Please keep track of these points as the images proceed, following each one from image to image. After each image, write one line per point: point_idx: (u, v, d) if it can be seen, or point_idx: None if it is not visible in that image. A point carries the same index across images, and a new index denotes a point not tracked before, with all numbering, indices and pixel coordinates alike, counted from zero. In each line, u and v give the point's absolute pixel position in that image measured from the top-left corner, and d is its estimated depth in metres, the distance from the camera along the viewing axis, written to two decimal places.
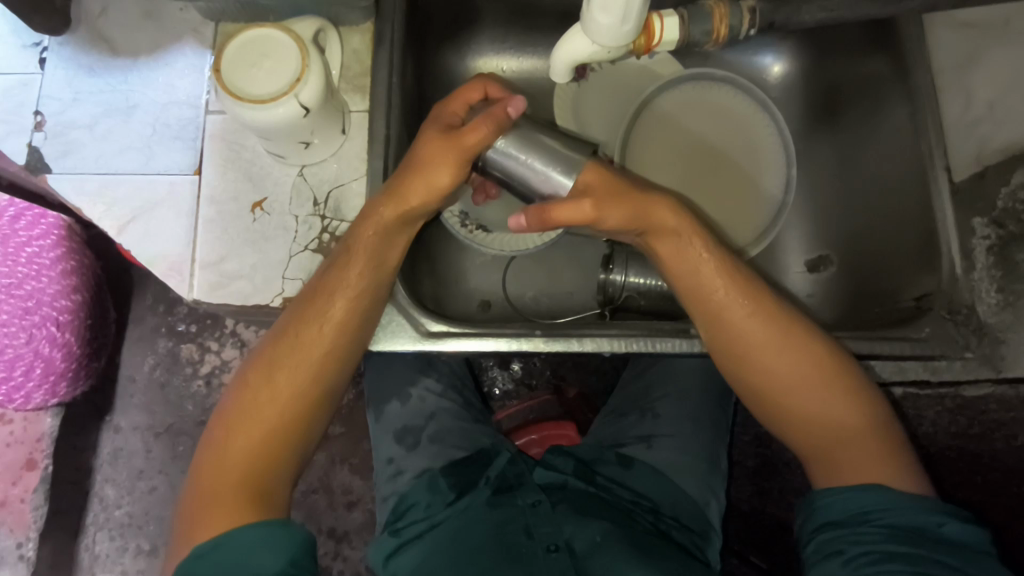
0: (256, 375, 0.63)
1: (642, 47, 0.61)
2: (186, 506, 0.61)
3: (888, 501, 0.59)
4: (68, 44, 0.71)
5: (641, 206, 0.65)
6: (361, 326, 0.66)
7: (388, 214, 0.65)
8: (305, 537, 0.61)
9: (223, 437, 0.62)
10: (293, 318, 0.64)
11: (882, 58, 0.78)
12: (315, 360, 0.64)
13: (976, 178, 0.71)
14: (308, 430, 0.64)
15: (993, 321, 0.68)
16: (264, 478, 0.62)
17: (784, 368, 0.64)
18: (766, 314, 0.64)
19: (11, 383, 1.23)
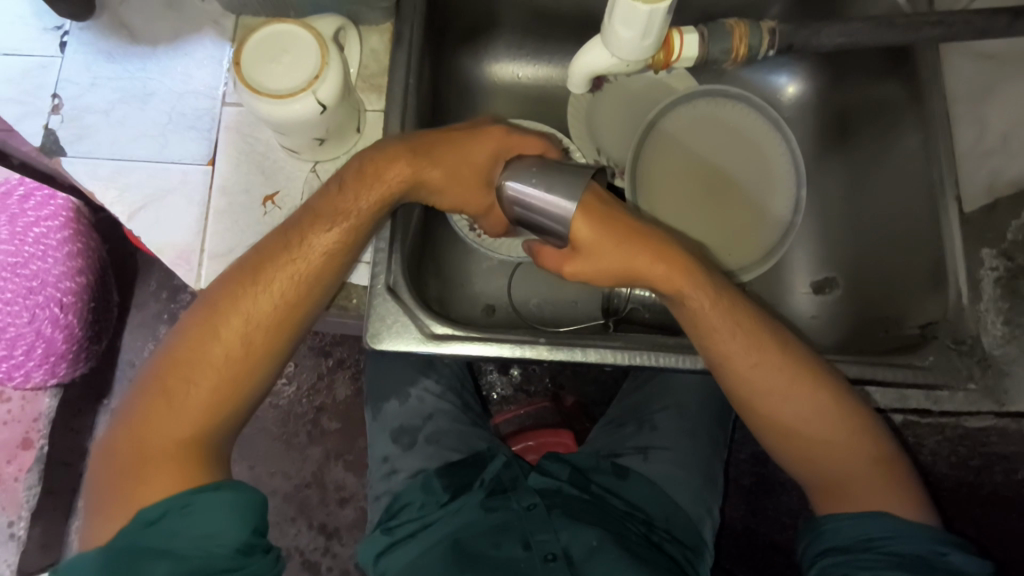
0: (201, 323, 0.60)
1: (661, 62, 0.60)
2: (114, 460, 0.57)
3: (892, 528, 0.59)
4: (89, 29, 0.71)
5: (631, 269, 0.61)
6: (321, 289, 0.63)
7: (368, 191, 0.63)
8: (262, 500, 0.59)
9: (161, 387, 0.58)
10: (248, 269, 0.61)
11: (897, 85, 0.78)
12: (268, 318, 0.61)
13: (986, 211, 0.71)
14: (252, 390, 0.61)
15: (997, 353, 0.68)
16: (206, 434, 0.58)
17: (780, 401, 0.63)
18: (769, 359, 0.63)
19: (11, 362, 1.23)
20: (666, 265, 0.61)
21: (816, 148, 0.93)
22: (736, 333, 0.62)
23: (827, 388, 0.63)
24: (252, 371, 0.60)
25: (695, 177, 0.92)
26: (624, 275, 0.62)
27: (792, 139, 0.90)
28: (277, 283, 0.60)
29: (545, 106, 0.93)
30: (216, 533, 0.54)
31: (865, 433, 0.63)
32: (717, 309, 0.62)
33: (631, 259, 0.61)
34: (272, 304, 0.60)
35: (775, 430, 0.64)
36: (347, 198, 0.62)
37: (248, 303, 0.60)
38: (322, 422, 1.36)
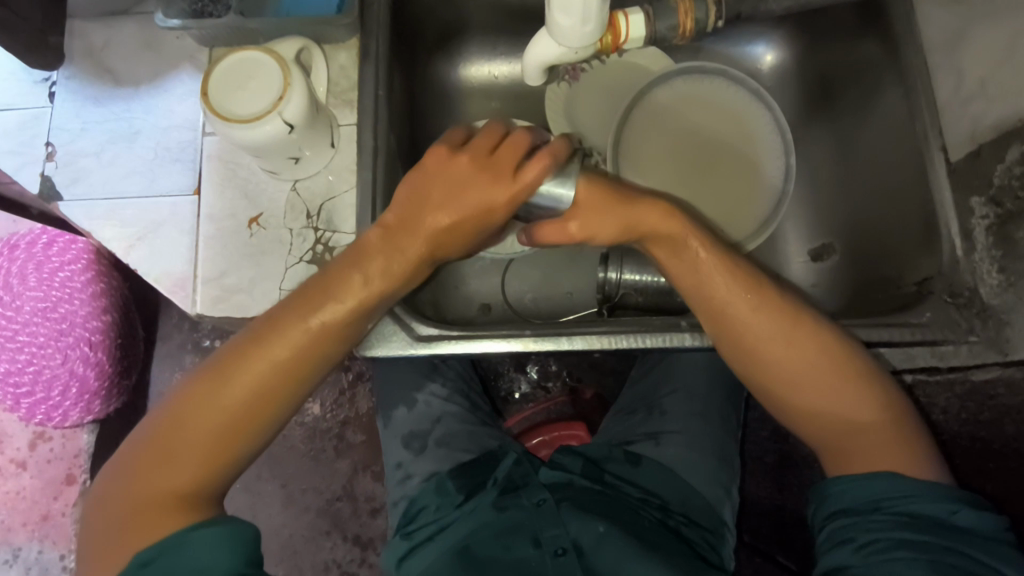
0: (207, 382, 0.59)
1: (610, 45, 0.61)
2: (114, 501, 0.58)
3: (898, 488, 0.58)
4: (74, 77, 0.75)
5: (629, 217, 0.64)
6: (329, 353, 0.62)
7: (376, 268, 0.61)
8: (254, 533, 0.59)
9: (161, 440, 0.59)
10: (256, 334, 0.60)
11: (873, 41, 0.77)
12: (272, 381, 0.60)
13: (970, 158, 0.69)
14: (246, 452, 0.61)
15: (995, 304, 0.66)
16: (200, 488, 0.59)
17: (784, 352, 0.62)
18: (769, 307, 0.62)
19: (50, 403, 1.31)
20: (658, 213, 0.64)
21: (800, 115, 0.91)
22: (734, 284, 0.63)
23: (824, 340, 0.62)
24: (254, 430, 0.60)
25: (682, 155, 0.91)
26: (626, 232, 0.65)
27: (774, 108, 0.89)
28: (279, 347, 0.59)
29: (524, 103, 0.94)
30: (212, 565, 0.54)
31: (871, 397, 0.62)
32: (722, 266, 0.63)
33: (628, 211, 0.64)
34: (271, 367, 0.59)
35: (774, 391, 0.63)
36: (359, 280, 0.61)
37: (250, 364, 0.59)
38: (347, 435, 1.39)
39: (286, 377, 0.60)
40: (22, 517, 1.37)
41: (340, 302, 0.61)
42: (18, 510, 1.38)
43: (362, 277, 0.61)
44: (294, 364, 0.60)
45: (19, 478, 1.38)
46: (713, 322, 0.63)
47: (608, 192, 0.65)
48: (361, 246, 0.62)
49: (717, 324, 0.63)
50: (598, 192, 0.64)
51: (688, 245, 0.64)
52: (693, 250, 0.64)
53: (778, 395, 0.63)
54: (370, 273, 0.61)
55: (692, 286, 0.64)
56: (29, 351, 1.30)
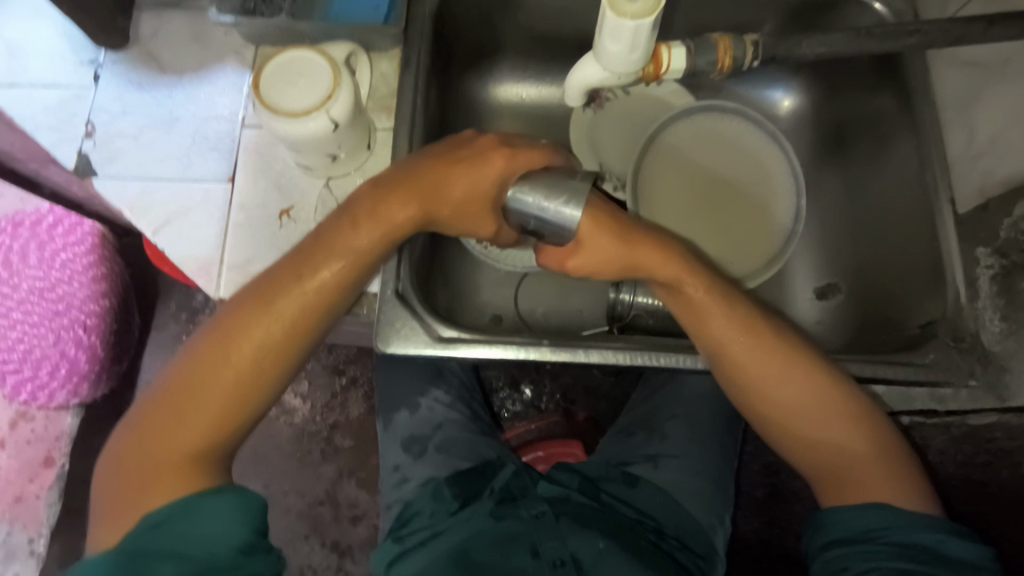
0: (213, 347, 0.59)
1: (651, 74, 0.64)
2: (123, 469, 0.58)
3: (892, 519, 0.60)
4: (121, 62, 0.77)
5: (631, 258, 0.64)
6: (328, 315, 0.63)
7: (370, 232, 0.63)
8: (262, 504, 0.61)
9: (169, 405, 0.59)
10: (259, 294, 0.61)
11: (889, 94, 0.81)
12: (275, 341, 0.61)
13: (978, 211, 0.73)
14: (252, 412, 0.61)
15: (997, 350, 0.69)
16: (207, 449, 0.59)
17: (780, 389, 0.64)
18: (767, 344, 0.64)
19: (37, 382, 1.31)
20: (660, 259, 0.65)
21: (813, 158, 0.95)
22: (732, 325, 0.64)
23: (822, 380, 0.64)
24: (257, 390, 0.61)
25: (693, 188, 0.94)
26: (625, 269, 0.65)
27: (789, 149, 0.93)
28: (287, 308, 0.60)
29: (549, 124, 0.97)
30: (222, 534, 0.56)
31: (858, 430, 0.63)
32: (719, 303, 0.65)
33: (629, 253, 0.64)
34: (273, 325, 0.60)
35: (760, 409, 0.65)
36: (356, 238, 0.63)
37: (251, 323, 0.60)
38: (336, 439, 1.38)
39: (286, 334, 0.61)
40: None
41: (340, 263, 0.62)
42: None
43: (357, 235, 0.63)
44: (300, 324, 0.61)
45: None
46: (698, 331, 0.65)
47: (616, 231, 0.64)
48: (362, 207, 0.64)
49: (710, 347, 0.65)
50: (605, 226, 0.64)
51: (688, 286, 0.65)
52: (693, 291, 0.65)
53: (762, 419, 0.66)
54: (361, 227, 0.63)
55: (688, 317, 0.66)
56: (21, 329, 1.29)
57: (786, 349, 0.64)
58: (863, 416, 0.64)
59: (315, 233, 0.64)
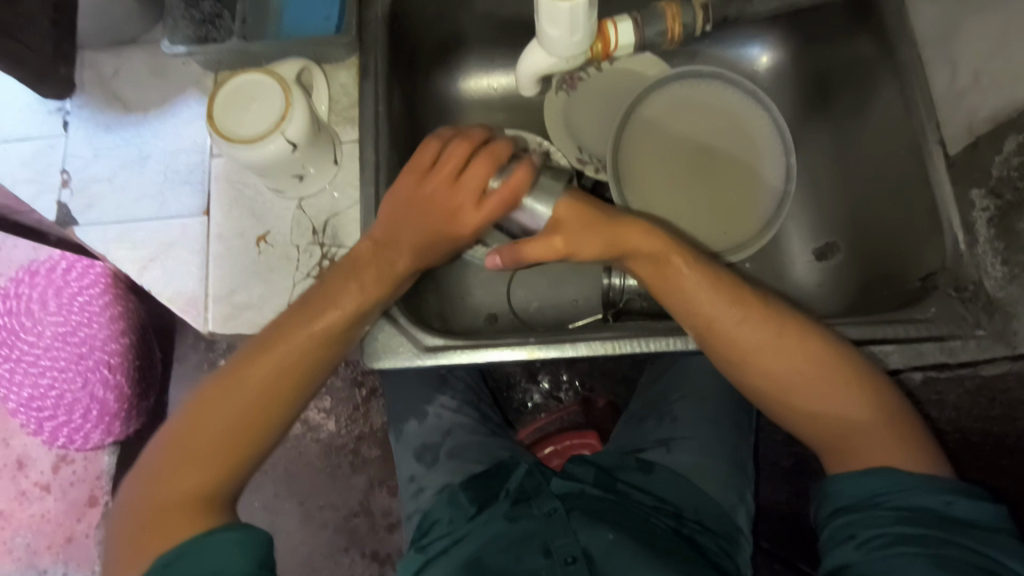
0: (220, 386, 0.61)
1: (600, 53, 0.63)
2: (132, 512, 0.58)
3: (896, 485, 0.57)
4: (87, 107, 0.78)
5: (614, 233, 0.65)
6: (331, 358, 0.64)
7: (375, 277, 0.66)
8: (269, 538, 0.58)
9: (175, 448, 0.60)
10: (271, 335, 0.63)
11: (867, 39, 0.77)
12: (283, 381, 0.62)
13: (968, 150, 0.69)
14: (259, 449, 0.62)
15: (1001, 296, 0.66)
16: (212, 488, 0.59)
17: (775, 360, 0.62)
18: (760, 316, 0.62)
19: (72, 426, 1.35)
20: (640, 230, 0.65)
21: (799, 113, 0.92)
22: (717, 295, 0.63)
23: (819, 349, 0.62)
24: (266, 429, 0.62)
25: (679, 161, 0.92)
26: (613, 249, 0.65)
27: (773, 109, 0.89)
28: (297, 344, 0.62)
29: (524, 114, 0.96)
30: (228, 569, 0.54)
31: (857, 398, 0.61)
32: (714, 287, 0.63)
33: (611, 229, 0.65)
34: (288, 367, 0.62)
35: (758, 389, 0.64)
36: (364, 280, 0.65)
37: (263, 367, 0.61)
38: (363, 450, 1.39)
39: (298, 371, 0.62)
40: (46, 541, 1.40)
41: (352, 303, 0.64)
42: (42, 533, 1.40)
43: (365, 277, 0.66)
44: (309, 361, 0.63)
45: (42, 501, 1.42)
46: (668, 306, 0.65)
47: (594, 213, 0.66)
48: (357, 249, 0.67)
49: (691, 314, 0.63)
50: (583, 212, 0.66)
51: (669, 264, 0.64)
52: (674, 268, 0.64)
53: (763, 397, 0.64)
54: (363, 280, 0.65)
55: (676, 300, 0.64)
56: (50, 376, 1.34)
57: (779, 323, 0.62)
58: (864, 380, 0.62)
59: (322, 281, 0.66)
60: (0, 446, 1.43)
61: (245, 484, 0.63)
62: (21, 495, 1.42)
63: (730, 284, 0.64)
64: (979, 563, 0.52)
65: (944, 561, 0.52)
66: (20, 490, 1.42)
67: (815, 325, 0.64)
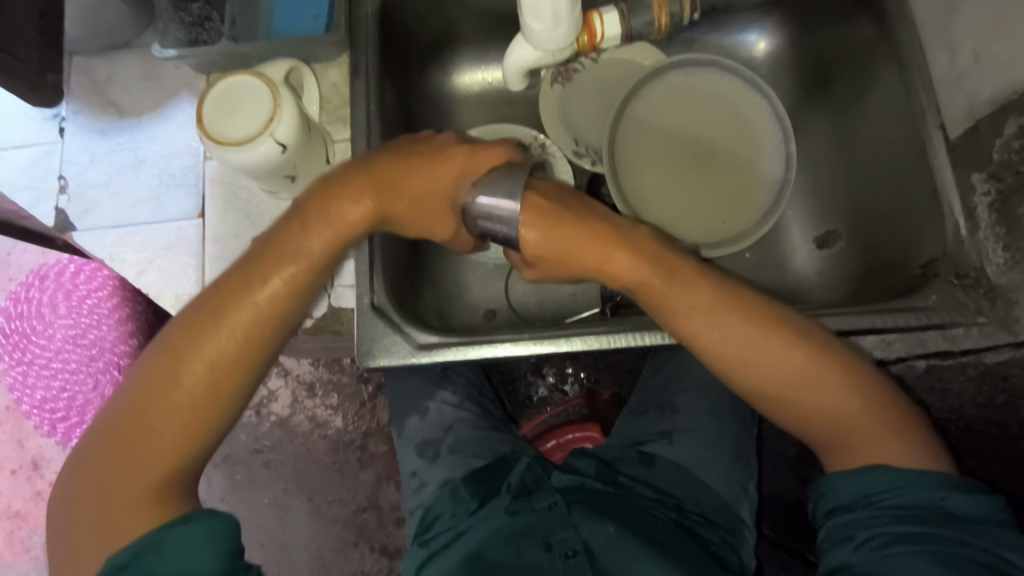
0: (159, 369, 0.56)
1: (587, 44, 0.64)
2: (82, 503, 0.55)
3: (894, 485, 0.57)
4: (82, 112, 0.78)
5: (609, 246, 0.63)
6: (279, 332, 0.59)
7: (322, 237, 0.60)
8: (236, 529, 0.58)
9: (117, 437, 0.56)
10: (209, 309, 0.57)
11: (866, 23, 0.76)
12: (228, 359, 0.57)
13: (969, 133, 0.67)
14: (210, 433, 0.58)
15: (1003, 283, 0.65)
16: (166, 476, 0.56)
17: (768, 359, 0.59)
18: (761, 307, 0.61)
19: (85, 427, 1.37)
20: (636, 243, 0.63)
21: (798, 99, 0.90)
22: (725, 298, 0.61)
23: (813, 346, 0.60)
24: (214, 412, 0.57)
25: (676, 151, 0.90)
26: (595, 263, 0.63)
27: (771, 97, 0.88)
28: (240, 318, 0.57)
29: (519, 107, 0.95)
30: (194, 566, 0.54)
31: (858, 389, 0.60)
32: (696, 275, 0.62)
33: (606, 243, 0.63)
34: (229, 345, 0.57)
35: (755, 381, 0.62)
36: (309, 238, 0.60)
37: (205, 345, 0.56)
38: (370, 446, 1.40)
39: (243, 349, 0.57)
40: None
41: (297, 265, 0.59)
42: None
43: (309, 237, 0.60)
44: (254, 337, 0.57)
45: None
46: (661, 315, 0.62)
47: (582, 222, 0.63)
48: (301, 208, 0.61)
49: (691, 324, 0.61)
50: (571, 220, 0.63)
51: (676, 265, 0.62)
52: (680, 270, 0.62)
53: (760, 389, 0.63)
54: (314, 241, 0.60)
55: (676, 315, 0.61)
56: (63, 378, 1.36)
57: (779, 315, 0.61)
58: (857, 376, 0.60)
59: (262, 242, 0.61)
60: (16, 448, 1.43)
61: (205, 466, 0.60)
62: (37, 496, 1.44)
63: (713, 277, 0.62)
64: (981, 560, 0.51)
65: (942, 557, 0.52)
66: (35, 490, 1.44)
67: (815, 316, 0.63)
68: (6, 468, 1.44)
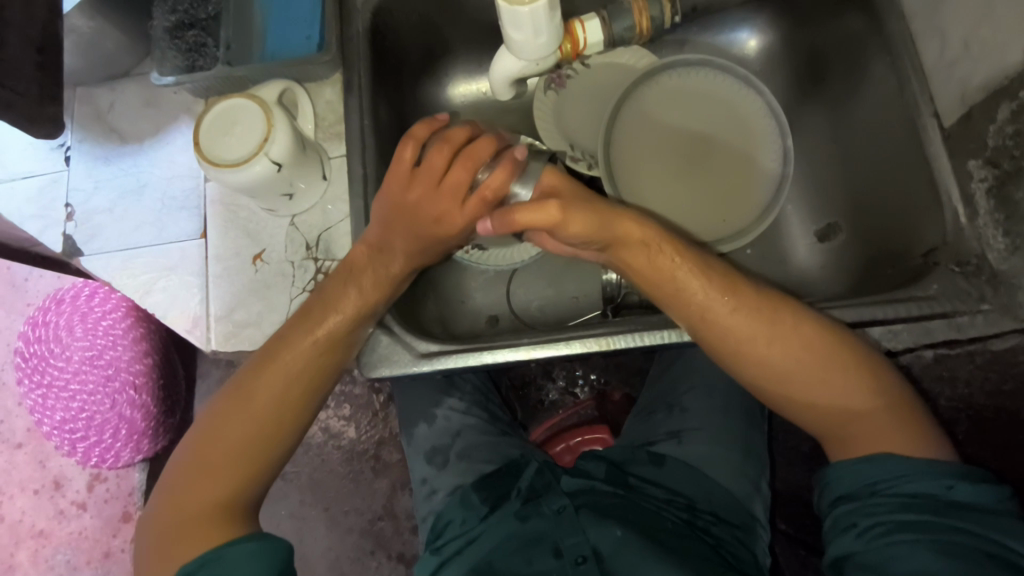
0: (232, 401, 0.63)
1: (570, 52, 0.65)
2: (155, 527, 0.60)
3: (895, 470, 0.56)
4: (86, 140, 0.80)
5: (608, 218, 0.63)
6: (335, 362, 0.67)
7: (370, 279, 0.68)
8: (287, 545, 0.60)
9: (193, 463, 0.62)
10: (273, 345, 0.65)
11: (856, 13, 0.76)
12: (293, 387, 0.64)
13: (963, 121, 0.67)
14: (277, 454, 0.64)
15: (1005, 269, 0.64)
16: (235, 497, 0.62)
17: (770, 350, 0.61)
18: (749, 307, 0.62)
19: (104, 445, 1.40)
20: (634, 223, 0.64)
21: (793, 94, 0.90)
22: (712, 285, 0.63)
23: (817, 338, 0.61)
24: (280, 436, 0.64)
25: (670, 151, 0.91)
26: (606, 227, 0.63)
27: (764, 92, 0.88)
28: (303, 350, 0.65)
29: (514, 113, 0.96)
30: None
31: (853, 384, 0.60)
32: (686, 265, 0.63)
33: (602, 210, 0.63)
34: (293, 375, 0.64)
35: (749, 376, 0.63)
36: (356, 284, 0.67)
37: (273, 376, 0.64)
38: (383, 455, 1.41)
39: (305, 377, 0.65)
40: (86, 556, 1.45)
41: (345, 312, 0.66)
42: (82, 550, 1.46)
43: (354, 287, 0.67)
44: (314, 364, 0.65)
45: (80, 519, 1.47)
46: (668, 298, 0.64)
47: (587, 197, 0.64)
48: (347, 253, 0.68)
49: (683, 304, 0.63)
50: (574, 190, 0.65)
51: (663, 253, 0.64)
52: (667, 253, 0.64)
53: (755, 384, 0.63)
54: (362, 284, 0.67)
55: (669, 291, 0.63)
56: (81, 399, 1.38)
57: (770, 312, 0.62)
58: (864, 364, 0.61)
59: (316, 291, 0.68)
60: (38, 468, 1.48)
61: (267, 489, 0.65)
62: (60, 514, 1.47)
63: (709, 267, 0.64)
64: (986, 549, 0.51)
65: (947, 546, 0.51)
66: (58, 509, 1.47)
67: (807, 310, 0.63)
68: (30, 489, 1.48)
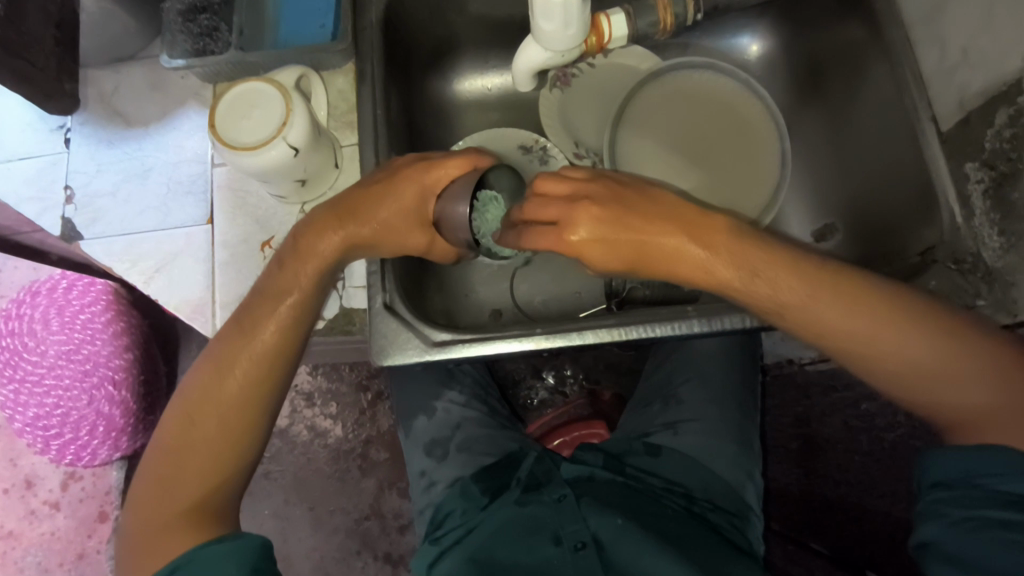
0: (185, 408, 0.61)
1: (595, 46, 0.66)
2: (129, 537, 0.59)
3: (1010, 464, 0.52)
4: (88, 122, 0.78)
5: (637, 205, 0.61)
6: (283, 356, 0.64)
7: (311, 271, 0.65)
8: (263, 543, 0.59)
9: (159, 471, 0.61)
10: (217, 351, 0.62)
11: (857, 22, 0.79)
12: (247, 385, 0.62)
13: (961, 125, 0.70)
14: (245, 455, 0.63)
15: (1000, 266, 0.67)
16: (207, 499, 0.60)
17: (845, 325, 0.59)
18: (816, 278, 0.59)
19: (78, 443, 1.34)
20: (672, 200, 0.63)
21: (792, 99, 0.93)
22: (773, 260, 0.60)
23: (899, 311, 0.58)
24: (244, 436, 0.62)
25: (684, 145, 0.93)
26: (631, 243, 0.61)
27: (765, 96, 0.90)
28: (248, 349, 0.62)
29: (520, 109, 0.96)
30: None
31: (943, 352, 0.57)
32: (769, 259, 0.60)
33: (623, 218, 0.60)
34: (245, 376, 0.62)
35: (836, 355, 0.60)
36: (298, 277, 0.64)
37: (223, 379, 0.62)
38: (372, 454, 1.40)
39: (256, 376, 0.62)
40: (58, 558, 1.41)
41: (281, 310, 0.64)
42: (54, 551, 1.41)
43: (302, 274, 0.64)
44: (263, 361, 0.62)
45: (53, 519, 1.42)
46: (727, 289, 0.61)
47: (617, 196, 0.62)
48: (299, 248, 0.65)
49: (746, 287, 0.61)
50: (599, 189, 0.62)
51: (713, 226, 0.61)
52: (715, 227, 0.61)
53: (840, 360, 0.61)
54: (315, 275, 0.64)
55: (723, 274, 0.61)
56: (54, 395, 1.32)
57: (840, 284, 0.59)
58: (971, 341, 0.57)
59: (260, 285, 0.65)
60: (9, 466, 1.43)
61: (242, 491, 0.64)
62: (31, 514, 1.42)
63: (785, 251, 0.60)
64: None
65: None
66: (29, 510, 1.42)
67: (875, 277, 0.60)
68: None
